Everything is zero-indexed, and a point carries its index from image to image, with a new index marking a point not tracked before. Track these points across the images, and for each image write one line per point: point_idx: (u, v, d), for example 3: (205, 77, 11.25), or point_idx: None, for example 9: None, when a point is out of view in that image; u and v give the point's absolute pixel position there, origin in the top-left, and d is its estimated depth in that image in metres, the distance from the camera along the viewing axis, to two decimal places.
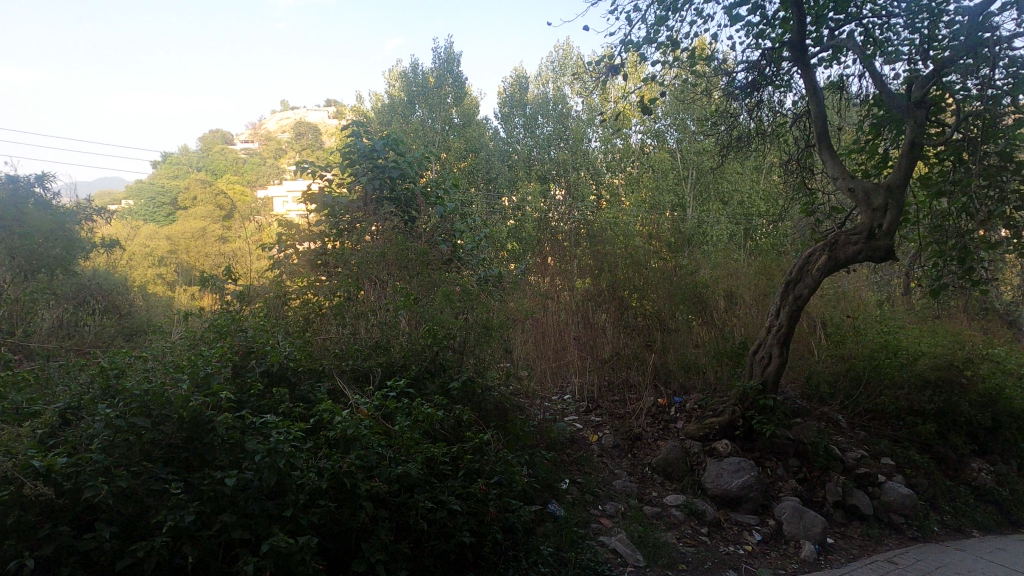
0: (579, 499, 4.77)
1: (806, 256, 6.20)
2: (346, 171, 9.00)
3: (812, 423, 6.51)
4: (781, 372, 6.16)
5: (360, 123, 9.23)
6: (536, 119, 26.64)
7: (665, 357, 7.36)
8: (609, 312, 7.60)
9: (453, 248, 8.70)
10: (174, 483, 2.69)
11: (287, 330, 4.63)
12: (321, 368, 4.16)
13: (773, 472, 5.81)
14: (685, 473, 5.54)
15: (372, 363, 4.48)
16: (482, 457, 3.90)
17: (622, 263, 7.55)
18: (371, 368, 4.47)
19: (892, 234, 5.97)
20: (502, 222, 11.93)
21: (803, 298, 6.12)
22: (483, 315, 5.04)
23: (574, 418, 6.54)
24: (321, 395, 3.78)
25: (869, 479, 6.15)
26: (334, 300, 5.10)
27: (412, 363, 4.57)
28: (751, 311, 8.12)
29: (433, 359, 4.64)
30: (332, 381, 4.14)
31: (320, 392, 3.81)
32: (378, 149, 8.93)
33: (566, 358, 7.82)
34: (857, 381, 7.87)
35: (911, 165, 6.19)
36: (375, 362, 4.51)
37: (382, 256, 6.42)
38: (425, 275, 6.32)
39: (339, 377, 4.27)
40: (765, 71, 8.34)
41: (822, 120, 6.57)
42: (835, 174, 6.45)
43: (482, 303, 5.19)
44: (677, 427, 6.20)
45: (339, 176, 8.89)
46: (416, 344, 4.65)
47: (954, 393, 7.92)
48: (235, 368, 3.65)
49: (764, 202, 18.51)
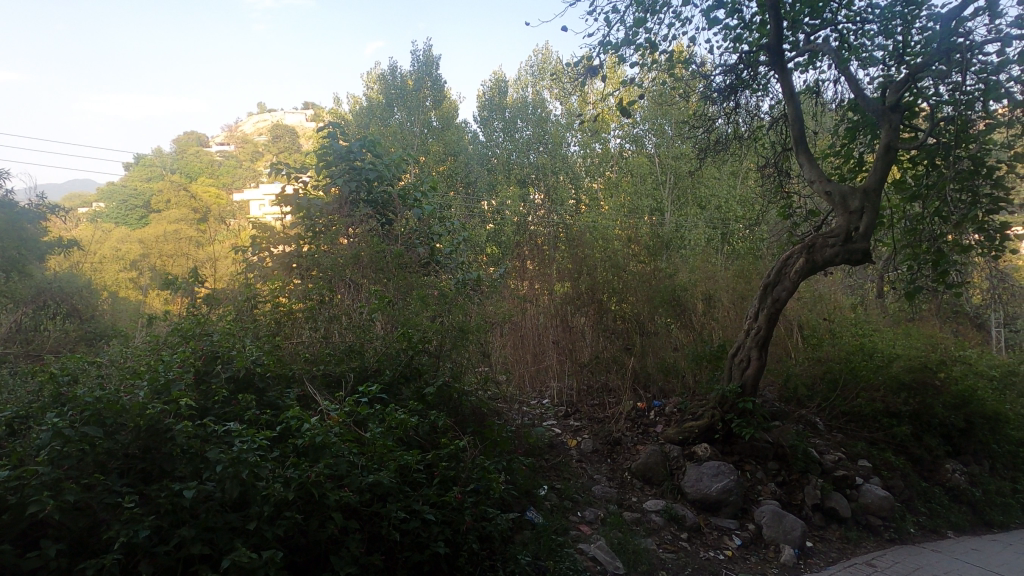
0: (558, 505, 4.68)
1: (784, 258, 6.19)
2: (321, 173, 8.82)
3: (790, 426, 6.50)
4: (759, 375, 6.15)
5: (336, 124, 9.06)
6: (515, 123, 26.62)
7: (645, 360, 7.32)
8: (588, 315, 7.53)
9: (431, 251, 8.58)
10: (129, 497, 2.56)
11: (256, 334, 4.48)
12: (290, 374, 4.03)
13: (753, 475, 5.78)
14: (665, 478, 5.49)
15: (344, 369, 4.35)
16: (457, 464, 3.80)
17: (600, 266, 7.50)
18: (343, 374, 4.34)
19: (868, 237, 6.02)
20: (480, 225, 11.83)
21: (781, 300, 6.11)
22: (459, 317, 4.97)
23: (552, 423, 6.45)
24: (290, 401, 3.65)
25: (846, 481, 6.16)
26: (305, 301, 4.95)
27: (385, 368, 4.45)
28: (729, 315, 8.14)
29: (408, 363, 4.52)
30: (301, 387, 4.00)
31: (289, 398, 3.67)
32: (354, 150, 8.78)
33: (545, 362, 7.74)
34: (834, 383, 7.91)
35: (886, 169, 6.24)
36: (347, 367, 4.38)
37: (357, 260, 6.30)
38: (401, 279, 6.22)
39: (309, 382, 4.14)
40: (742, 75, 8.36)
41: (799, 123, 6.58)
42: (812, 177, 6.47)
43: (458, 306, 5.09)
44: (656, 431, 6.14)
45: (315, 178, 8.70)
46: (390, 349, 4.53)
47: (928, 394, 8.01)
48: (200, 373, 3.50)
49: (739, 207, 18.68)
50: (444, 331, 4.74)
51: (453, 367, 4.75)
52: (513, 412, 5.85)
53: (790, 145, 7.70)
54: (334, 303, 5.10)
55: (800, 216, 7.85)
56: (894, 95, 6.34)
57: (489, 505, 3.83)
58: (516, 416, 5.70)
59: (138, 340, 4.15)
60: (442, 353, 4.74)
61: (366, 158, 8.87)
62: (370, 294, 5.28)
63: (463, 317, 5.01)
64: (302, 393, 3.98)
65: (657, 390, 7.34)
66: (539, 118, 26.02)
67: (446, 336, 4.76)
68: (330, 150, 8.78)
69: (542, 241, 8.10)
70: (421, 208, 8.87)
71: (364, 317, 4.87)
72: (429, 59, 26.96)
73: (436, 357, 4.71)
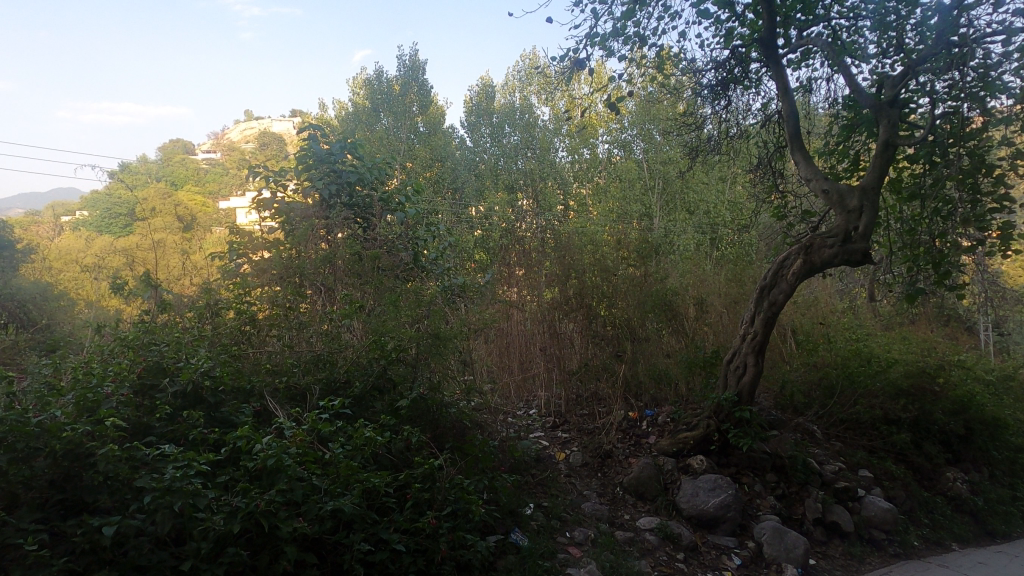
0: (545, 525, 4.35)
1: (780, 259, 5.89)
2: (301, 176, 8.35)
3: (789, 435, 6.21)
4: (756, 382, 5.87)
5: (317, 125, 8.66)
6: (503, 128, 26.33)
7: (636, 367, 7.01)
8: (576, 321, 7.22)
9: (413, 255, 8.24)
10: (37, 537, 2.32)
11: (215, 343, 4.14)
12: (250, 388, 3.69)
13: (751, 488, 5.48)
14: (658, 493, 5.17)
15: (310, 381, 4.03)
16: (433, 485, 3.47)
17: (589, 269, 7.18)
18: (308, 387, 4.02)
19: (867, 237, 5.75)
20: (466, 230, 11.49)
21: (778, 304, 5.81)
22: (438, 318, 4.54)
23: (539, 434, 6.12)
24: (246, 417, 3.33)
25: (847, 493, 5.88)
26: (272, 308, 4.59)
27: (355, 380, 4.15)
28: (722, 321, 7.88)
29: (381, 374, 4.19)
30: (262, 402, 3.68)
31: (245, 413, 3.35)
32: (335, 152, 8.39)
33: (532, 370, 7.42)
34: (831, 390, 7.64)
35: (884, 165, 5.98)
36: (314, 379, 4.07)
37: (331, 262, 5.92)
38: (377, 279, 5.83)
39: (272, 396, 3.81)
40: (732, 72, 8.07)
41: (794, 120, 6.31)
42: (807, 175, 6.20)
43: (437, 309, 4.73)
44: (649, 443, 5.83)
45: (296, 182, 8.22)
46: (362, 358, 4.22)
47: (928, 401, 7.77)
48: (145, 389, 3.18)
49: (729, 211, 18.49)
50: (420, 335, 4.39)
51: (430, 375, 4.40)
52: (498, 424, 5.52)
53: (785, 144, 7.42)
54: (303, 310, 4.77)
55: (795, 217, 7.56)
56: (892, 90, 6.10)
57: (469, 529, 3.49)
58: (501, 428, 5.36)
59: (82, 350, 3.80)
60: (419, 359, 4.38)
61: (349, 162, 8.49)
62: (343, 299, 4.95)
63: (442, 319, 4.62)
64: (263, 407, 3.65)
65: (649, 398, 7.04)
66: (527, 123, 25.77)
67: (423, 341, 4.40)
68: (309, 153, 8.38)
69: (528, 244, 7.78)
70: (406, 212, 8.52)
71: (335, 324, 4.54)
72: (416, 63, 26.63)
73: (412, 365, 4.36)
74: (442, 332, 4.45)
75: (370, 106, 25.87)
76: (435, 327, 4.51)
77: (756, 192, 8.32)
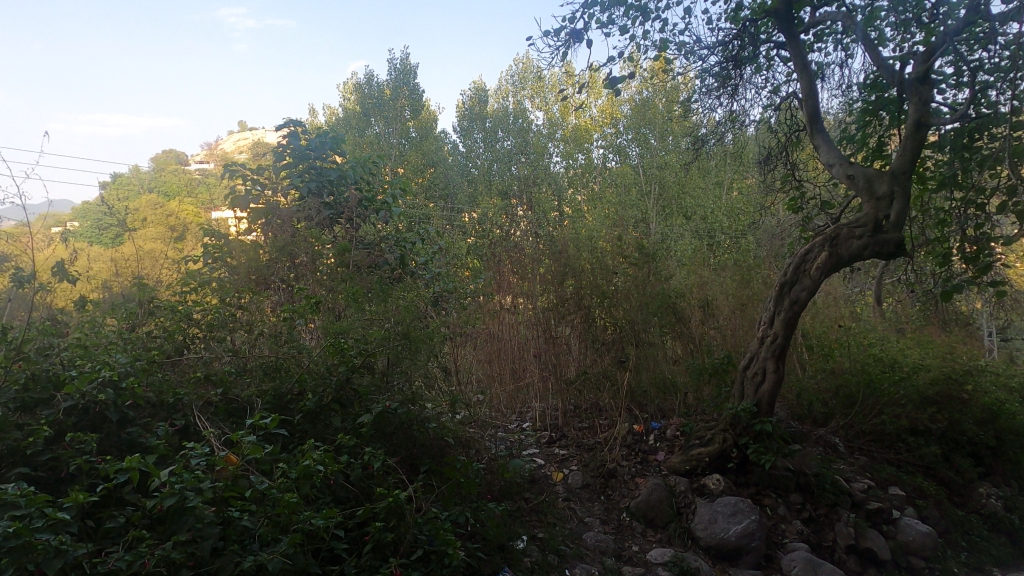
0: (538, 562, 3.69)
1: (802, 252, 5.26)
2: (279, 173, 7.65)
3: (813, 450, 5.55)
4: (776, 391, 5.22)
5: (296, 119, 7.99)
6: (496, 134, 25.41)
7: (641, 375, 6.32)
8: (574, 324, 6.57)
9: (399, 258, 7.46)
10: None
11: (141, 349, 3.51)
12: (173, 401, 3.24)
13: (774, 511, 4.82)
14: (671, 519, 4.51)
15: (250, 393, 3.51)
16: (398, 522, 2.82)
17: (588, 267, 6.50)
18: (249, 400, 3.51)
19: (900, 226, 5.15)
20: (456, 232, 10.79)
21: (801, 302, 5.19)
22: (404, 315, 3.92)
23: (534, 451, 5.45)
24: (162, 437, 2.92)
25: (881, 516, 5.23)
26: (209, 305, 3.92)
27: (308, 392, 3.55)
28: (731, 325, 7.24)
29: (342, 384, 3.62)
30: (186, 417, 3.19)
31: (157, 434, 2.95)
32: (316, 149, 7.76)
33: (526, 380, 6.78)
34: (851, 399, 6.99)
35: (918, 146, 5.37)
36: (255, 391, 3.55)
37: (293, 258, 5.26)
38: (342, 265, 5.10)
39: (203, 411, 3.29)
40: (740, 53, 7.23)
41: (814, 99, 5.70)
42: (830, 160, 5.57)
43: (408, 306, 4.10)
44: (657, 460, 5.17)
45: (273, 177, 7.46)
46: (319, 365, 3.66)
47: (956, 410, 7.12)
48: (35, 404, 2.91)
49: (728, 217, 17.85)
50: (384, 336, 3.77)
51: (398, 386, 3.80)
52: (484, 440, 4.88)
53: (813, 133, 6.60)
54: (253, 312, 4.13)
55: (815, 211, 6.86)
56: (923, 64, 5.49)
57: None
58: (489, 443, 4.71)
59: None
60: (382, 366, 3.81)
61: (336, 161, 7.88)
62: (301, 296, 4.31)
63: (413, 318, 4.01)
64: (190, 425, 3.17)
65: (654, 409, 6.38)
66: (521, 128, 25.15)
67: (389, 343, 3.79)
68: (290, 148, 7.78)
69: (518, 243, 7.16)
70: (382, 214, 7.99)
71: (289, 327, 3.92)
72: (406, 67, 25.94)
73: (374, 373, 3.79)
74: (412, 332, 3.87)
75: (361, 112, 25.33)
76: (404, 328, 3.89)
77: (765, 184, 7.68)
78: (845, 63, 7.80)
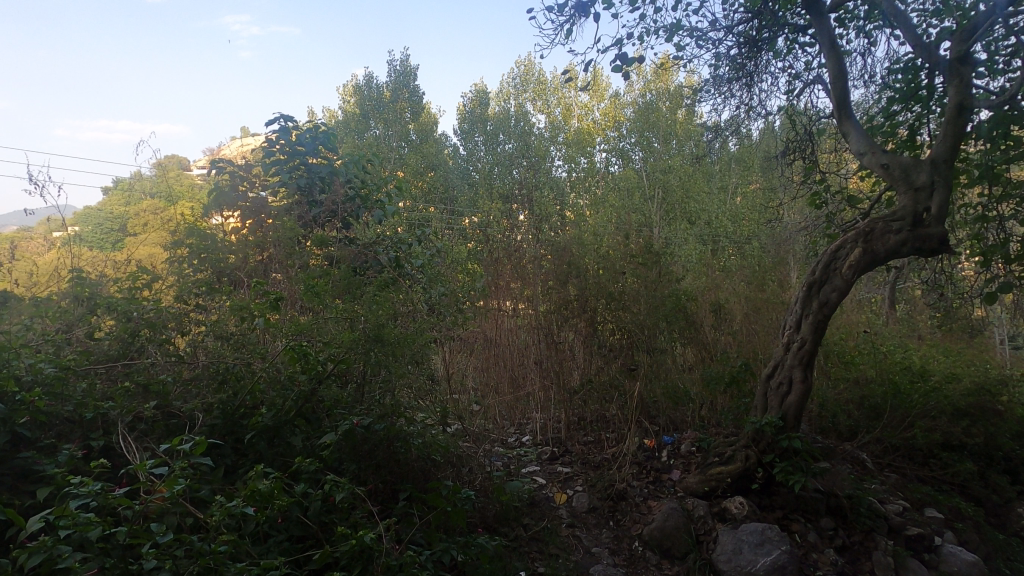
0: None
1: (832, 249, 4.74)
2: (269, 172, 6.91)
3: (842, 467, 5.01)
4: (803, 404, 4.70)
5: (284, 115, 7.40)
6: (497, 136, 24.64)
7: (653, 384, 5.79)
8: (577, 329, 6.04)
9: (396, 257, 6.79)
10: None
11: (66, 358, 3.04)
12: (87, 419, 2.86)
13: (804, 539, 4.28)
14: (689, 549, 3.98)
15: (194, 406, 3.11)
16: None
17: (592, 267, 5.97)
18: (191, 414, 3.11)
19: (942, 220, 4.66)
20: (453, 233, 10.27)
21: (831, 305, 4.66)
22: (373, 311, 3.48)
23: (534, 468, 4.92)
24: (61, 463, 2.56)
25: (922, 543, 4.67)
26: (154, 305, 3.43)
27: (264, 408, 3.18)
28: (749, 329, 6.66)
29: (307, 396, 3.29)
30: (107, 436, 2.87)
31: (56, 461, 2.58)
32: (306, 145, 7.02)
33: (526, 389, 6.30)
34: (877, 411, 6.45)
35: (960, 133, 4.86)
36: (200, 403, 3.14)
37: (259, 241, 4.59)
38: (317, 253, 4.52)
39: (133, 433, 2.94)
40: (758, 34, 6.65)
41: (844, 83, 5.19)
42: (860, 149, 5.06)
43: (384, 304, 3.63)
44: (672, 479, 4.64)
45: (261, 176, 6.75)
46: (280, 374, 3.30)
47: (992, 423, 6.54)
48: None
49: (735, 222, 17.30)
50: (352, 337, 3.37)
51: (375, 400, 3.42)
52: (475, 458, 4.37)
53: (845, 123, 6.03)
54: (209, 315, 3.66)
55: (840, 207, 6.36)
56: (964, 43, 4.98)
57: None
58: (481, 460, 4.19)
59: None
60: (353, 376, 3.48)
61: (328, 159, 7.11)
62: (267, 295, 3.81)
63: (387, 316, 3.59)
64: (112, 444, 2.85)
65: (665, 421, 5.85)
66: (522, 131, 24.64)
67: (361, 347, 3.39)
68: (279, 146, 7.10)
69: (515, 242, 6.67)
70: (375, 216, 7.15)
71: (248, 330, 3.43)
72: (406, 69, 25.50)
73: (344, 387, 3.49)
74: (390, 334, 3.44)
75: (361, 115, 24.93)
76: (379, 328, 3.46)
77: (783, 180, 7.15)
78: (868, 52, 7.29)
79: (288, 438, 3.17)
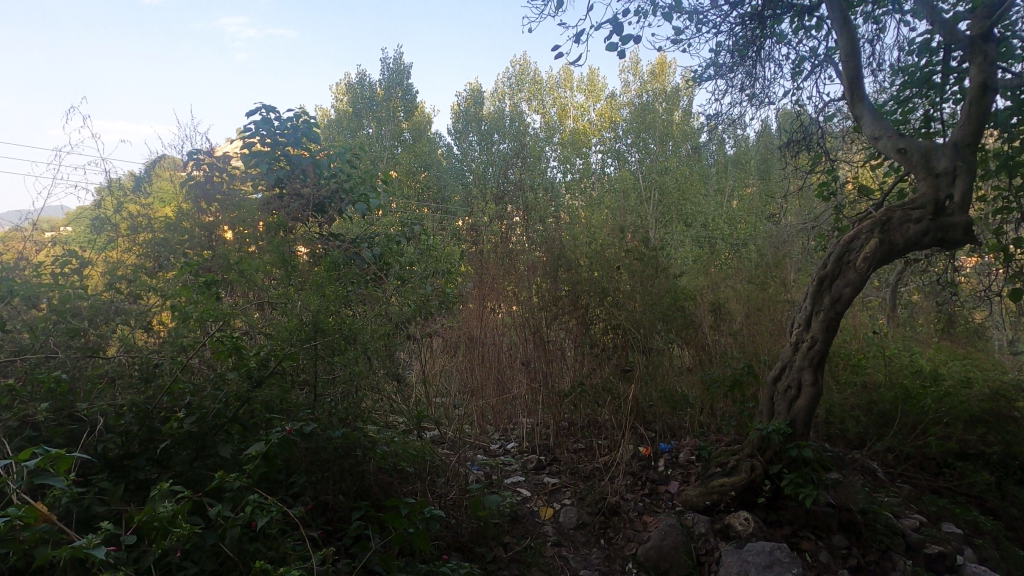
0: None
1: (846, 239, 4.34)
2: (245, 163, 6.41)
3: (855, 479, 4.60)
4: (813, 409, 4.30)
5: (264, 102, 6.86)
6: (491, 136, 24.44)
7: (650, 387, 5.36)
8: (568, 328, 5.65)
9: (374, 252, 6.45)
10: None
11: None
12: None
13: (815, 559, 3.86)
14: (689, 572, 3.57)
15: (103, 408, 2.71)
16: None
17: (584, 261, 5.56)
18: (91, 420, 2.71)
19: (967, 207, 4.26)
20: (440, 231, 9.85)
21: (844, 300, 4.27)
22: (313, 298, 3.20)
23: (518, 479, 4.50)
24: None
25: (943, 563, 4.26)
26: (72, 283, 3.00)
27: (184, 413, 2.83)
28: (751, 329, 6.21)
29: (241, 401, 2.92)
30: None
31: None
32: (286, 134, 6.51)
33: (513, 392, 5.91)
34: (887, 417, 6.05)
35: (983, 115, 4.48)
36: (113, 405, 2.73)
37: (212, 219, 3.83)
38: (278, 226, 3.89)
39: (30, 440, 2.55)
40: (765, 16, 6.23)
41: (857, 61, 4.80)
42: (875, 132, 4.67)
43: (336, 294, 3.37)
44: (669, 492, 4.23)
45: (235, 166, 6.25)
46: (219, 376, 2.91)
47: (1009, 430, 6.14)
48: None
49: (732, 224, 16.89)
50: (293, 328, 3.10)
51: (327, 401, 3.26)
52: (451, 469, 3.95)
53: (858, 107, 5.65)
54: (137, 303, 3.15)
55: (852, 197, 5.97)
56: (989, 18, 4.59)
57: None
58: (456, 472, 3.75)
59: None
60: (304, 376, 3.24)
61: (310, 151, 6.70)
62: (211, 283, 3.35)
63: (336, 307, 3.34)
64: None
65: (662, 427, 5.43)
66: (517, 131, 24.21)
67: (310, 341, 3.12)
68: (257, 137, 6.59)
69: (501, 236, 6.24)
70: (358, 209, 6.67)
71: (183, 321, 3.02)
72: (400, 67, 25.02)
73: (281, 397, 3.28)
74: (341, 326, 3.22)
75: (353, 113, 24.46)
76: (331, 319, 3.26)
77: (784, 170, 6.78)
78: (876, 39, 6.91)
79: (217, 447, 2.82)
